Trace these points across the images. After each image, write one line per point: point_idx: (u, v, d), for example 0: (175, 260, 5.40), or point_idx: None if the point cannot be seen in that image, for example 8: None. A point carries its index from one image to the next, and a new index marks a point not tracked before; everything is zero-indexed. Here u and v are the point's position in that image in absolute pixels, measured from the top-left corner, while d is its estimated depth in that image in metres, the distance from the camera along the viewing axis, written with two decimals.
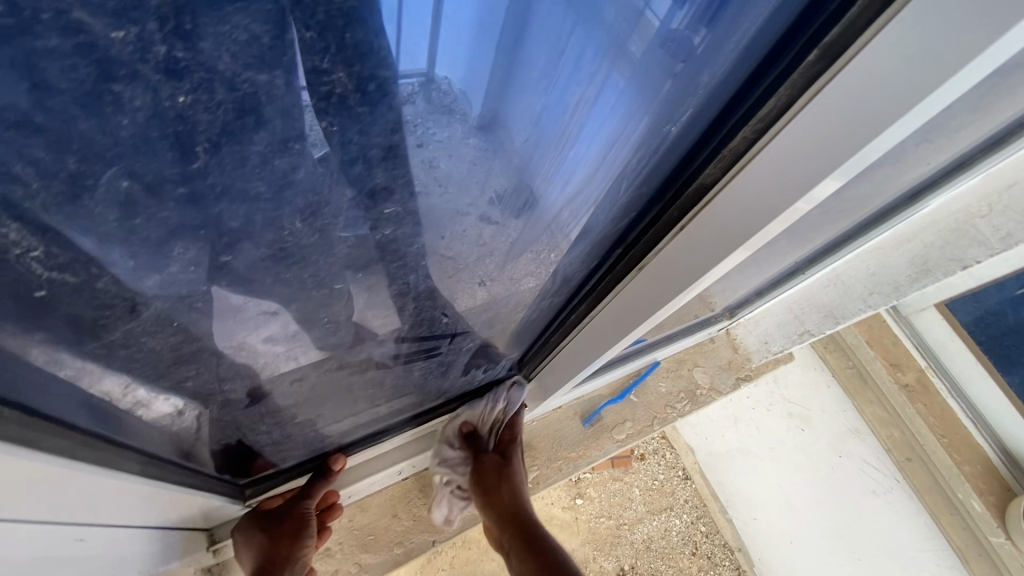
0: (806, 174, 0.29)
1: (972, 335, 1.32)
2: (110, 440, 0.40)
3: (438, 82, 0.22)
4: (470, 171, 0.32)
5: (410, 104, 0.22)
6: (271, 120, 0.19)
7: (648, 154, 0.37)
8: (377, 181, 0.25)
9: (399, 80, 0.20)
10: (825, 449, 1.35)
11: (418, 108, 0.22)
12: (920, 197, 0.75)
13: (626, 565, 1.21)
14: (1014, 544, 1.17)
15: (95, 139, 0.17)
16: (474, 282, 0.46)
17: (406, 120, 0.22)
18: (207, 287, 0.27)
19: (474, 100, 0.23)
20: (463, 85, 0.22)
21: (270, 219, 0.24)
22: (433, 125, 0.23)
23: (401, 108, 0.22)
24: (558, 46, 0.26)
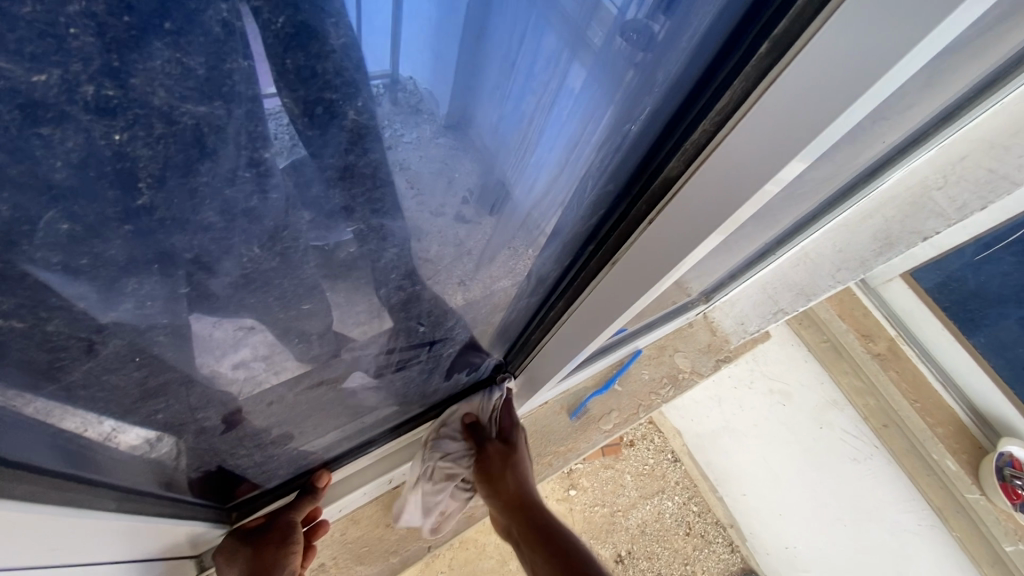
0: (769, 162, 0.30)
1: (937, 302, 1.37)
2: (83, 480, 0.39)
3: (404, 83, 0.21)
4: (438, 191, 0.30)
5: (378, 105, 0.21)
6: (218, 151, 0.19)
7: (613, 152, 0.37)
8: (336, 200, 0.25)
9: (367, 81, 0.20)
10: (805, 422, 1.40)
11: (385, 109, 0.21)
12: (878, 173, 0.77)
13: (623, 550, 1.35)
14: (989, 499, 1.20)
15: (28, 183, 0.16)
16: (456, 284, 0.46)
17: (373, 123, 0.22)
18: (167, 321, 0.26)
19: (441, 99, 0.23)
20: (429, 83, 0.22)
21: (227, 247, 0.23)
22: (402, 126, 0.23)
23: (366, 111, 0.21)
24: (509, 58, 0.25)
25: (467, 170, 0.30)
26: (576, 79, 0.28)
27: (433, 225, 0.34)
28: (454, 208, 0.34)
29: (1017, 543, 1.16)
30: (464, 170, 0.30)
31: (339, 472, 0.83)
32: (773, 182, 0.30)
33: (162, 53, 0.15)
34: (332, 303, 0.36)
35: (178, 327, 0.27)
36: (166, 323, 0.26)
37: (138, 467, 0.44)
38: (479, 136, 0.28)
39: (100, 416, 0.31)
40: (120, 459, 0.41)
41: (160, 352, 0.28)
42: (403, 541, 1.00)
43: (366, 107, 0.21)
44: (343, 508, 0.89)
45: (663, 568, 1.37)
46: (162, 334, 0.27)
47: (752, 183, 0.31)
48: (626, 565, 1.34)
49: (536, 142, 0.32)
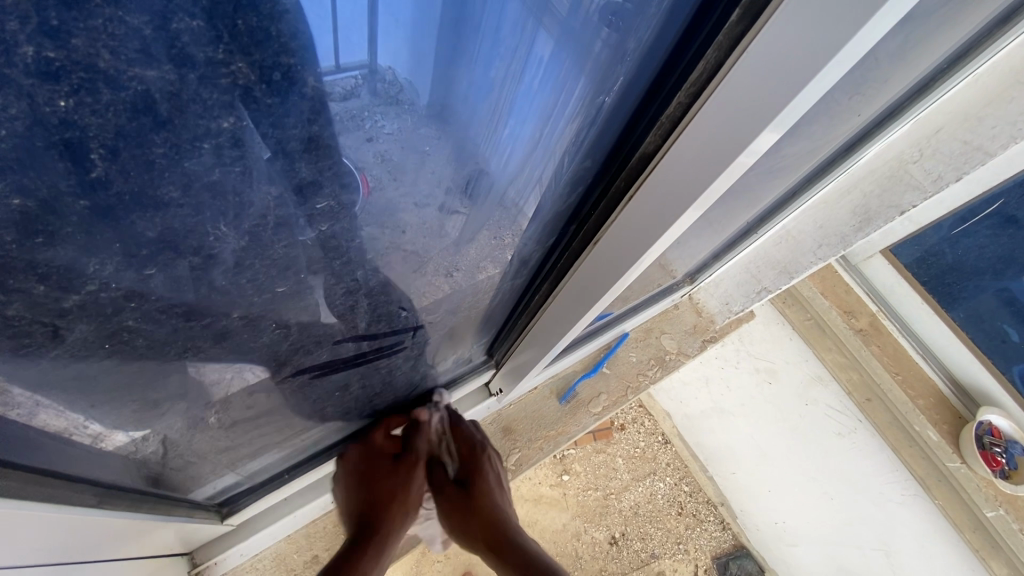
0: (739, 133, 0.29)
1: (916, 276, 1.39)
2: (60, 475, 0.38)
3: (382, 73, 0.23)
4: (413, 166, 0.30)
5: (353, 96, 0.22)
6: (173, 121, 0.18)
7: (587, 126, 0.37)
8: (304, 175, 0.24)
9: (341, 71, 0.21)
10: (791, 399, 1.42)
11: (362, 99, 0.23)
12: (855, 148, 0.77)
13: (616, 533, 1.42)
14: (969, 467, 1.22)
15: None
16: (441, 272, 0.47)
17: (352, 111, 0.23)
18: (136, 308, 0.25)
19: (414, 88, 0.25)
20: (407, 76, 0.24)
21: (192, 225, 0.22)
22: (382, 117, 0.25)
23: (344, 100, 0.22)
24: (476, 21, 0.24)
25: (438, 147, 0.30)
26: (545, 46, 0.28)
27: (410, 204, 0.34)
28: (429, 188, 0.33)
29: (998, 508, 1.18)
30: (436, 145, 0.30)
31: (330, 464, 0.83)
32: (746, 154, 0.30)
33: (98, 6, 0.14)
34: (311, 290, 0.35)
35: (149, 313, 0.26)
36: (135, 308, 0.25)
37: (120, 460, 0.43)
38: (449, 107, 0.28)
39: (71, 407, 0.31)
40: (100, 452, 0.40)
41: (131, 339, 0.28)
42: None
43: (333, 96, 0.22)
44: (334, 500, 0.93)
45: (657, 547, 1.44)
46: (132, 320, 0.26)
47: (726, 155, 0.31)
48: (620, 545, 1.41)
49: (507, 115, 0.32)
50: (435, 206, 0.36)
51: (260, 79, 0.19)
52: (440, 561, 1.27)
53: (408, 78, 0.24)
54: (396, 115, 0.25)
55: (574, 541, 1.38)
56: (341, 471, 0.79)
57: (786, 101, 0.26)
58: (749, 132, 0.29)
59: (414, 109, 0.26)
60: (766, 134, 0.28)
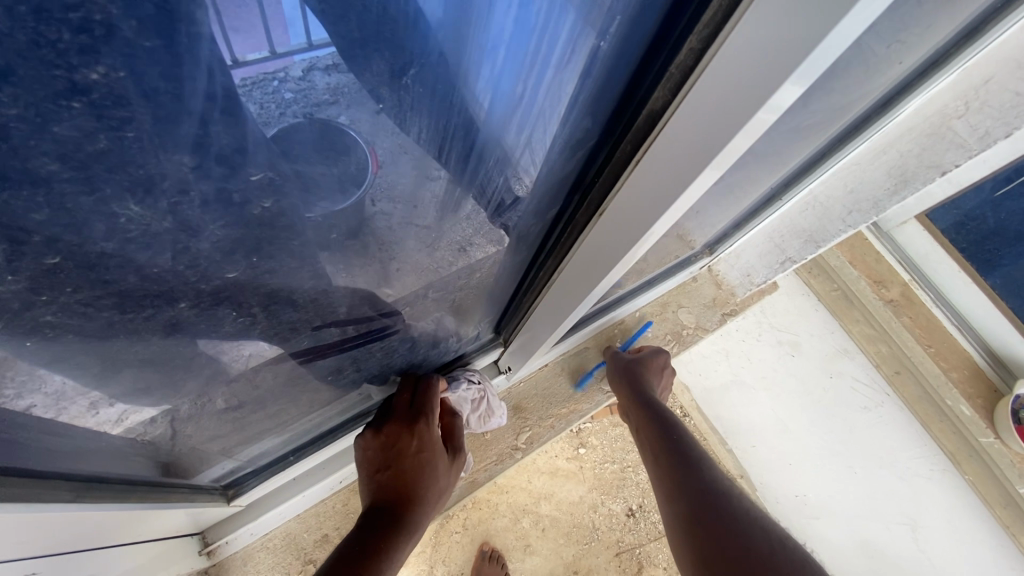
0: (761, 84, 0.24)
1: (953, 243, 1.30)
2: (30, 473, 0.37)
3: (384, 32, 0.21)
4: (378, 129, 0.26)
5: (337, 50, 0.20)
6: (17, 70, 0.14)
7: (585, 78, 0.32)
8: (223, 142, 0.20)
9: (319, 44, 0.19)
10: (816, 372, 1.34)
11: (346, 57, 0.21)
12: (891, 105, 0.70)
13: (634, 505, 1.36)
14: (1003, 442, 1.19)
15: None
16: (452, 245, 0.46)
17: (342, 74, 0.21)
18: (51, 299, 0.22)
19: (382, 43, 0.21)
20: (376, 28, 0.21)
21: (91, 204, 0.19)
22: (367, 74, 0.22)
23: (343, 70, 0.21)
24: None
25: (403, 102, 0.26)
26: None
27: (386, 169, 0.29)
28: (402, 151, 0.29)
29: None
30: (399, 103, 0.25)
31: (332, 445, 0.80)
32: (764, 111, 0.25)
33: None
34: (270, 277, 0.31)
35: (69, 306, 0.23)
36: (49, 303, 0.22)
37: (100, 454, 0.42)
38: (417, 55, 0.24)
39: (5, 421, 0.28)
40: (77, 449, 0.38)
41: (60, 336, 0.24)
42: None
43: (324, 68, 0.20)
44: (342, 480, 0.92)
45: None
46: (51, 316, 0.23)
47: (742, 112, 0.26)
48: (638, 518, 1.35)
49: (483, 67, 0.27)
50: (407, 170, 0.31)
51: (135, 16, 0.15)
52: (458, 533, 1.28)
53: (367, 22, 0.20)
54: (373, 70, 0.22)
55: (590, 514, 1.34)
56: (371, 439, 0.68)
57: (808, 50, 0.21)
58: (769, 84, 0.24)
59: (370, 60, 0.22)
60: (787, 86, 0.23)
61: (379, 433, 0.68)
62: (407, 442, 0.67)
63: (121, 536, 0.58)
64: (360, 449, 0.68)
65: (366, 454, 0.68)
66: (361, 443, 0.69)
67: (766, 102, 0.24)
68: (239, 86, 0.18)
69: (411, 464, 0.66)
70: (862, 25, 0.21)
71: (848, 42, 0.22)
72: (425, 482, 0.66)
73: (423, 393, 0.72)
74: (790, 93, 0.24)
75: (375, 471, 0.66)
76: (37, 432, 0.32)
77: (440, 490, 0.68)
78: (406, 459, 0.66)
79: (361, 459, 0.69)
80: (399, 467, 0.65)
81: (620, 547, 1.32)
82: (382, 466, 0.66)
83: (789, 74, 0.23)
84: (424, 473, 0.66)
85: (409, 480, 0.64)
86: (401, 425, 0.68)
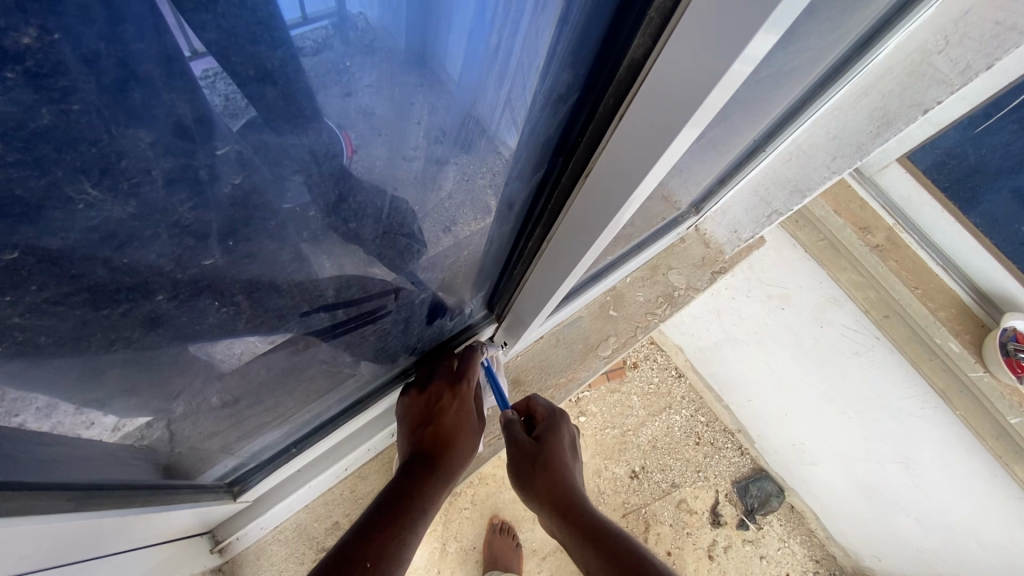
0: (737, 30, 0.25)
1: (935, 183, 1.25)
2: (24, 486, 0.36)
3: (354, 20, 0.20)
4: (355, 110, 0.25)
5: (329, 50, 0.20)
6: None
7: (562, 27, 0.30)
8: (183, 110, 0.18)
9: (293, 34, 0.19)
10: (806, 322, 1.42)
11: (336, 52, 0.21)
12: (873, 43, 0.69)
13: (636, 467, 1.78)
14: (993, 375, 1.13)
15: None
16: (434, 223, 0.44)
17: (326, 66, 0.21)
18: (11, 300, 0.20)
19: (390, 32, 0.22)
20: (382, 17, 0.21)
21: (43, 190, 0.17)
22: (359, 69, 0.23)
23: (316, 52, 0.20)
24: None
25: (376, 80, 0.24)
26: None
27: (361, 146, 0.28)
28: (385, 128, 0.28)
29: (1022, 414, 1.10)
30: (363, 71, 0.23)
31: (334, 434, 0.80)
32: (741, 60, 0.26)
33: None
34: (248, 263, 0.29)
35: (36, 306, 0.21)
36: (14, 303, 0.21)
37: (96, 463, 0.40)
38: (383, 31, 0.22)
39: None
40: (69, 459, 0.37)
41: (32, 340, 0.23)
42: None
43: (302, 51, 0.19)
44: (347, 468, 0.93)
45: (676, 474, 1.82)
46: (18, 317, 0.21)
47: (721, 62, 0.27)
48: (640, 478, 1.77)
49: (452, 17, 0.25)
50: (390, 146, 0.30)
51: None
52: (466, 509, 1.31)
53: (339, 4, 0.19)
54: (360, 63, 0.22)
55: None
56: (415, 397, 0.75)
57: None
58: (744, 32, 0.24)
59: (339, 44, 0.21)
60: (762, 33, 0.24)
61: (424, 391, 0.75)
62: (450, 401, 0.74)
63: (131, 542, 0.59)
64: (405, 406, 0.75)
65: (410, 408, 0.74)
66: (406, 401, 0.75)
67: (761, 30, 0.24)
68: (201, 80, 0.18)
69: (450, 423, 0.72)
70: None
71: None
72: (460, 441, 0.72)
73: (465, 362, 0.79)
74: (764, 41, 0.25)
75: (418, 425, 0.72)
76: (23, 444, 0.31)
77: (472, 451, 0.73)
78: (446, 419, 0.72)
79: (403, 416, 0.75)
80: (440, 423, 0.72)
81: (626, 507, 1.72)
82: (425, 421, 0.72)
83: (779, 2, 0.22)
84: (462, 430, 0.73)
85: (448, 437, 0.71)
86: (444, 385, 0.75)
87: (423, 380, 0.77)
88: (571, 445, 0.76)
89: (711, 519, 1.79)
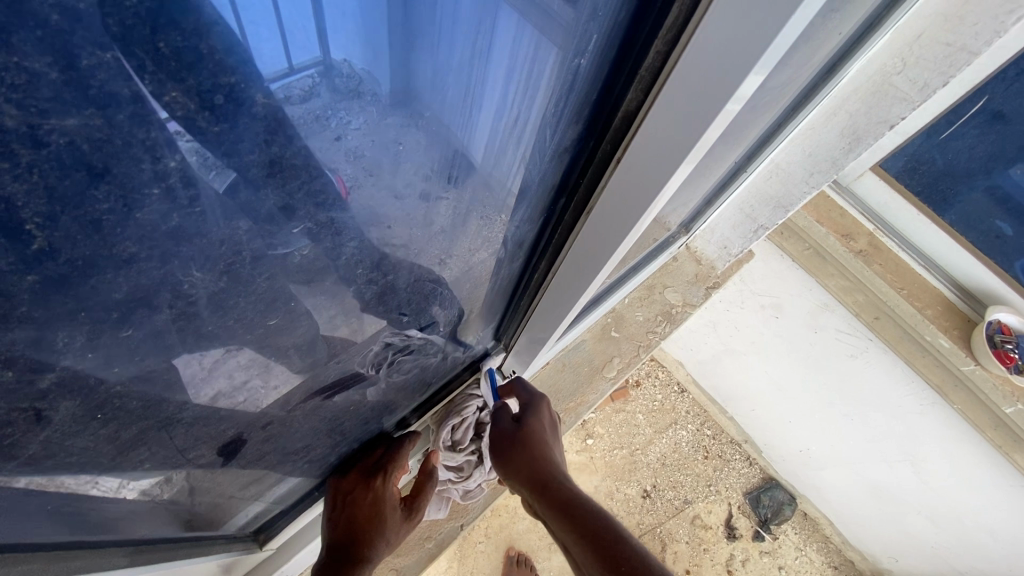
0: (727, 78, 0.29)
1: (908, 188, 1.27)
2: (89, 544, 0.37)
3: (339, 67, 0.20)
4: (385, 160, 0.27)
5: (316, 97, 0.19)
6: (111, 170, 0.16)
7: (568, 91, 0.35)
8: (271, 201, 0.22)
9: (270, 86, 0.18)
10: (801, 328, 1.46)
11: (323, 99, 0.20)
12: (836, 69, 0.76)
13: (647, 486, 1.81)
14: (984, 368, 1.17)
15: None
16: (434, 261, 0.44)
17: (315, 112, 0.20)
18: (119, 370, 0.23)
19: (380, 76, 0.22)
20: (364, 63, 0.21)
21: (161, 277, 0.20)
22: (346, 113, 0.22)
23: (303, 102, 0.19)
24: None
25: (369, 126, 0.23)
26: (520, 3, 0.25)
27: (395, 209, 0.31)
28: (410, 182, 0.30)
29: (1016, 404, 1.14)
30: (398, 145, 0.27)
31: None
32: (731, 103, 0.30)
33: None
34: (303, 315, 0.32)
35: (137, 374, 0.24)
36: (121, 372, 0.23)
37: (151, 516, 0.42)
38: (369, 75, 0.22)
39: (67, 494, 0.29)
40: (130, 515, 0.39)
41: (126, 404, 0.26)
42: (434, 525, 1.01)
43: (288, 101, 0.19)
44: None
45: (687, 489, 1.84)
46: (121, 385, 0.24)
47: (713, 105, 0.30)
48: (651, 498, 1.80)
49: (476, 92, 0.29)
50: (415, 196, 0.32)
51: (207, 98, 0.16)
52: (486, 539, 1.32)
53: (324, 52, 0.18)
54: (351, 109, 0.22)
55: None
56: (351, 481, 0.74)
57: (778, 29, 0.25)
58: (734, 78, 0.28)
59: (326, 93, 0.20)
60: (750, 78, 0.28)
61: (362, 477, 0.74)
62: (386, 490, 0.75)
63: None
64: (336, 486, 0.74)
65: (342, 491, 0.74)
66: (334, 484, 0.73)
67: (750, 74, 0.27)
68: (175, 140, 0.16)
69: (369, 512, 0.74)
70: (801, 24, 0.26)
71: (795, 34, 0.26)
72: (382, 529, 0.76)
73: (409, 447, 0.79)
74: (750, 85, 0.29)
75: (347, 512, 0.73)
76: (99, 500, 0.33)
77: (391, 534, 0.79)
78: (365, 508, 0.74)
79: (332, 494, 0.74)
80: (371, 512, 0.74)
81: (640, 528, 1.75)
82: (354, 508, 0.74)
83: (763, 50, 0.26)
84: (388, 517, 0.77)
85: (369, 525, 0.75)
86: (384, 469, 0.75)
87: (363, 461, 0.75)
88: (551, 427, 0.81)
89: (726, 534, 1.81)
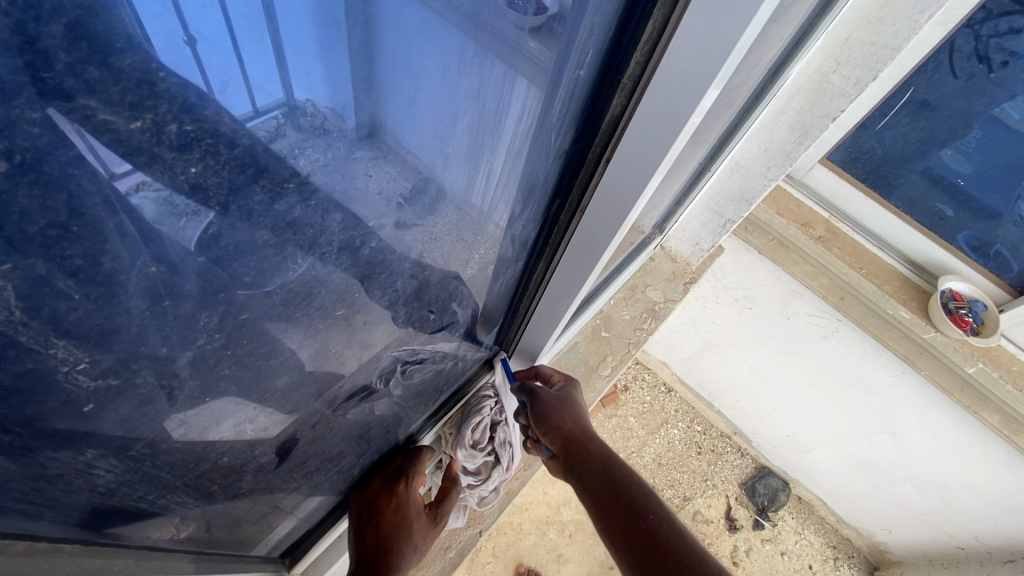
0: (697, 79, 0.36)
1: (854, 175, 1.37)
2: (162, 548, 0.40)
3: (302, 107, 0.20)
4: (360, 186, 0.27)
5: (281, 138, 0.20)
6: (268, 167, 0.21)
7: (569, 98, 0.41)
8: (378, 184, 0.28)
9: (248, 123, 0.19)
10: (772, 316, 1.55)
11: (290, 139, 0.20)
12: (780, 72, 0.85)
13: None
14: (943, 333, 1.25)
15: (94, 245, 0.17)
16: (415, 280, 0.43)
17: (284, 151, 0.21)
18: (230, 351, 0.27)
19: (345, 114, 0.22)
20: (329, 102, 0.21)
21: (278, 261, 0.25)
22: (312, 151, 0.22)
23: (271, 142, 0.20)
24: (449, 34, 0.25)
25: (331, 162, 0.24)
26: (542, 14, 0.30)
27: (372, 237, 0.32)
28: (376, 211, 0.30)
29: (977, 363, 1.23)
30: (419, 149, 0.30)
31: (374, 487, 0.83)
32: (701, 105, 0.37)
33: (199, 78, 0.16)
34: (364, 305, 0.38)
35: (241, 358, 0.28)
36: (231, 354, 0.28)
37: (213, 524, 0.44)
38: (334, 112, 0.22)
39: (165, 485, 0.32)
40: (197, 520, 0.41)
41: (226, 387, 0.30)
42: (454, 535, 1.03)
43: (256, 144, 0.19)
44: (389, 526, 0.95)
45: (685, 486, 1.90)
46: (227, 369, 0.28)
47: (687, 102, 0.37)
48: None
49: (498, 102, 0.34)
50: (394, 222, 0.32)
51: (241, 112, 0.18)
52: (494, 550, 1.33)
53: (287, 93, 0.19)
54: (320, 147, 0.22)
55: None
56: (374, 492, 0.77)
57: (734, 40, 0.32)
58: (703, 81, 0.35)
59: (292, 133, 0.20)
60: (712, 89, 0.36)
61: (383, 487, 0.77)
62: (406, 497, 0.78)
63: None
64: (359, 501, 0.76)
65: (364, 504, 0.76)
66: (357, 498, 0.77)
67: (714, 79, 0.35)
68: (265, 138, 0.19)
69: (393, 521, 0.76)
70: (749, 38, 0.33)
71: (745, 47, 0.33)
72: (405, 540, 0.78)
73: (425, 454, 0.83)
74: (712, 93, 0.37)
75: (371, 524, 0.74)
76: (180, 497, 0.35)
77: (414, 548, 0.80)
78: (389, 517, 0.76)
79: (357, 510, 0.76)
80: (393, 522, 0.76)
81: None
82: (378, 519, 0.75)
83: (726, 58, 0.33)
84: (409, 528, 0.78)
85: (394, 534, 0.76)
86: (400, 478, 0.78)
87: (383, 473, 0.79)
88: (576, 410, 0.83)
89: (728, 526, 1.86)
